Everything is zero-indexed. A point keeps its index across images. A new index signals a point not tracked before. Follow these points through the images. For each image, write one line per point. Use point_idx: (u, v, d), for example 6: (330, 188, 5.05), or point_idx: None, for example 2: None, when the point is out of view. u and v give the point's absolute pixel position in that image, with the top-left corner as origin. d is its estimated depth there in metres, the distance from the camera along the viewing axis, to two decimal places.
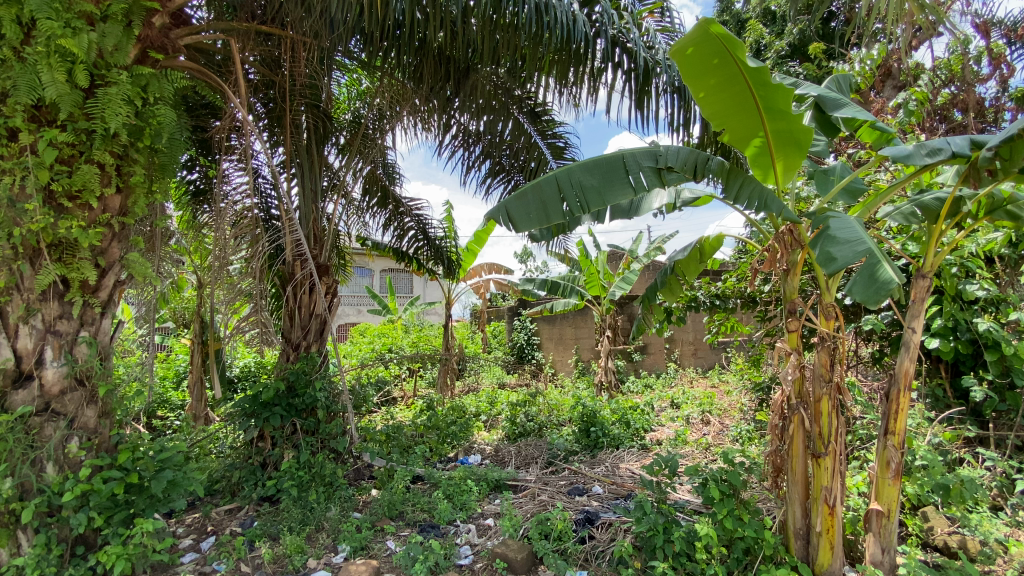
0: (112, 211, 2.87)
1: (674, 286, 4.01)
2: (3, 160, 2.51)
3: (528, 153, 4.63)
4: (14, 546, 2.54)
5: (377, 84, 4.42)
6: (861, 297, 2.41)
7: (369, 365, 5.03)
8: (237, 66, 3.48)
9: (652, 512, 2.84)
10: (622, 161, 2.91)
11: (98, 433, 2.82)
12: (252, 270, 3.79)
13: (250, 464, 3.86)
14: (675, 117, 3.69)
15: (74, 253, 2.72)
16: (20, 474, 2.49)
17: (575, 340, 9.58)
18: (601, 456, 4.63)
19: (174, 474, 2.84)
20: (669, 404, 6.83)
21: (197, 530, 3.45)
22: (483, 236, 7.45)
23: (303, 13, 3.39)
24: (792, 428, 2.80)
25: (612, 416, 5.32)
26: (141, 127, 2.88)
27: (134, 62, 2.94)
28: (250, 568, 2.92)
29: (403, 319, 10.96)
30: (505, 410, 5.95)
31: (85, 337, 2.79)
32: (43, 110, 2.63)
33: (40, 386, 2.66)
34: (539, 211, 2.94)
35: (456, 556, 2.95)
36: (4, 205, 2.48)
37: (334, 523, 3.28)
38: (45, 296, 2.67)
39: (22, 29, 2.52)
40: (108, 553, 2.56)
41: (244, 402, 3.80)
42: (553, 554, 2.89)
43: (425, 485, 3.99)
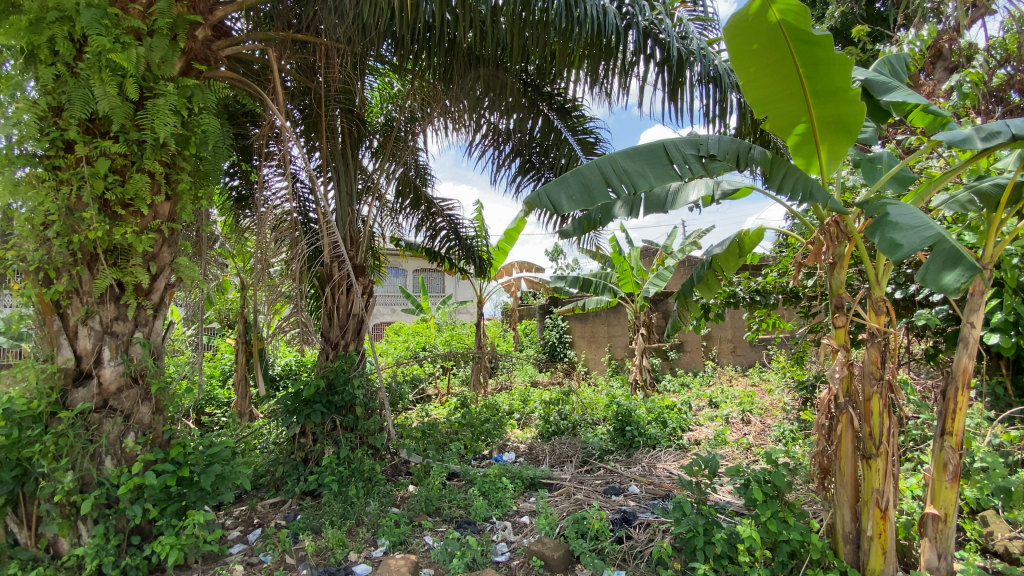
0: (161, 218, 3.01)
1: (712, 283, 3.93)
2: (61, 171, 2.68)
3: (558, 150, 4.54)
4: (76, 536, 2.70)
5: (408, 86, 4.49)
6: (937, 286, 2.30)
7: (405, 364, 5.10)
8: (275, 74, 3.61)
9: (692, 513, 2.77)
10: (665, 149, 2.89)
11: (152, 429, 2.96)
12: (293, 273, 3.91)
13: (293, 460, 3.96)
14: (711, 108, 3.58)
15: (128, 258, 2.86)
16: (81, 468, 2.65)
17: (608, 338, 9.48)
18: (637, 456, 4.57)
19: (222, 468, 2.98)
20: (707, 404, 6.68)
21: (244, 522, 3.58)
22: (514, 234, 7.46)
23: (336, 20, 3.49)
24: (840, 428, 2.68)
25: (648, 415, 5.24)
26: (188, 137, 3.02)
27: (179, 74, 3.08)
28: (295, 560, 3.03)
29: (436, 318, 11.09)
30: (538, 409, 5.93)
31: (139, 338, 2.93)
32: (96, 123, 2.78)
33: (99, 384, 2.82)
34: (582, 195, 2.86)
35: (493, 552, 2.97)
36: (63, 213, 2.66)
37: (374, 517, 3.36)
38: (103, 299, 2.83)
39: (75, 46, 2.68)
40: (162, 543, 2.70)
41: (287, 399, 3.92)
42: (591, 553, 2.86)
43: (461, 481, 4.04)
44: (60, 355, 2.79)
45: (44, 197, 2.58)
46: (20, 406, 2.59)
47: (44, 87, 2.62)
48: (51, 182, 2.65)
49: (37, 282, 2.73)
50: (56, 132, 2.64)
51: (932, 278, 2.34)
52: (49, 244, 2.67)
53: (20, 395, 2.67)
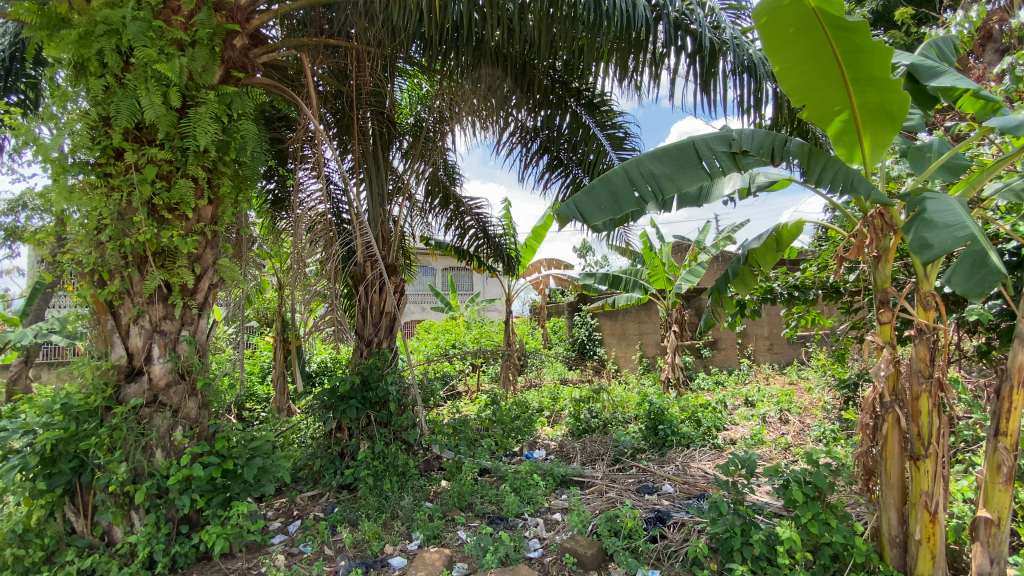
0: (204, 221, 3.14)
1: (748, 278, 3.88)
2: (112, 178, 2.82)
3: (586, 146, 4.49)
4: (129, 524, 2.84)
5: (437, 87, 4.52)
6: (963, 289, 2.21)
7: (435, 360, 5.16)
8: (309, 80, 3.70)
9: (729, 513, 2.70)
10: (694, 147, 2.83)
11: (198, 423, 3.09)
12: (327, 272, 4.02)
13: (330, 454, 4.06)
14: (745, 98, 3.49)
15: (174, 260, 2.99)
16: (133, 460, 2.80)
17: (639, 336, 9.36)
18: (670, 455, 4.50)
19: (264, 461, 3.10)
20: (743, 402, 6.53)
21: (285, 513, 3.70)
22: (542, 231, 7.45)
23: (367, 24, 3.57)
24: (886, 429, 2.57)
25: (681, 414, 5.15)
26: (228, 142, 3.13)
27: (219, 82, 3.22)
28: (333, 551, 3.12)
29: (465, 316, 11.21)
30: (568, 406, 5.91)
31: (185, 336, 3.07)
32: (143, 131, 2.91)
33: (149, 379, 2.97)
34: (610, 203, 2.85)
35: (526, 549, 2.98)
36: (115, 218, 2.80)
37: (408, 511, 3.43)
38: (152, 300, 2.97)
39: (122, 58, 2.82)
40: (209, 532, 2.83)
41: (324, 395, 4.02)
42: (625, 552, 2.84)
43: (492, 477, 4.07)
44: (114, 352, 2.95)
45: (98, 203, 2.72)
46: (77, 401, 2.75)
47: (95, 98, 2.76)
48: (103, 188, 2.80)
49: (92, 284, 2.88)
50: (106, 141, 2.78)
51: (960, 280, 2.22)
52: (102, 248, 2.82)
53: (77, 390, 2.83)
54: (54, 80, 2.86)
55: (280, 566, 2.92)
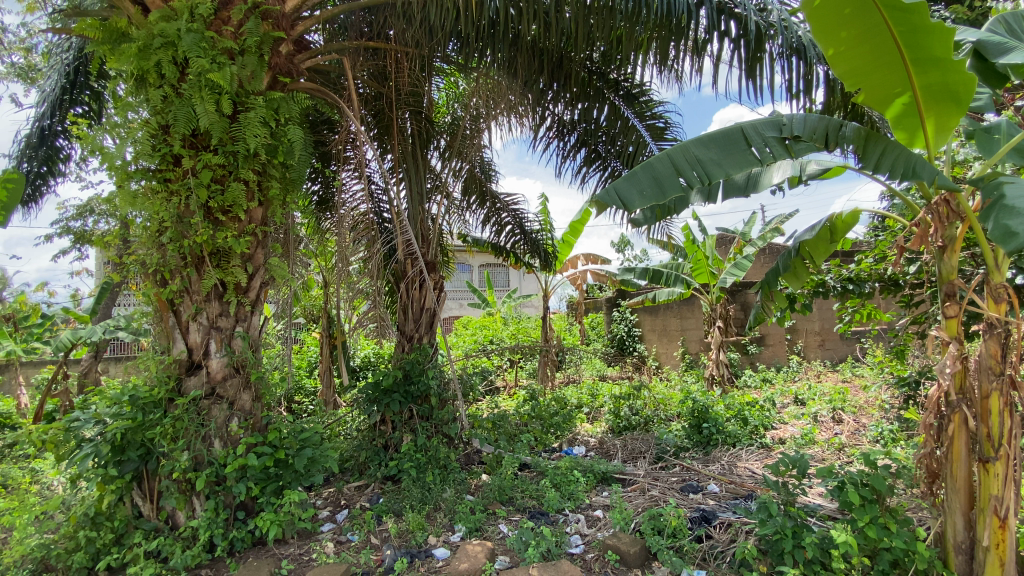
0: (256, 222, 3.28)
1: (799, 270, 3.73)
2: (171, 182, 2.98)
3: (626, 137, 4.42)
4: (191, 509, 3.02)
5: (473, 84, 4.53)
6: None
7: (475, 355, 5.22)
8: (350, 83, 3.79)
9: (779, 514, 2.60)
10: (742, 133, 2.77)
11: (253, 414, 3.24)
12: (370, 270, 4.11)
13: (374, 446, 4.18)
14: (794, 82, 3.34)
15: (229, 260, 3.14)
16: (194, 448, 2.97)
17: (681, 331, 9.14)
18: (715, 454, 4.39)
19: (313, 451, 3.22)
20: (792, 401, 6.28)
21: (332, 502, 3.84)
22: (579, 226, 7.40)
23: (405, 24, 3.66)
24: (952, 429, 2.43)
25: (727, 412, 5.00)
26: (276, 146, 3.27)
27: (267, 88, 3.35)
28: (379, 540, 3.22)
29: (502, 312, 11.29)
30: (608, 403, 5.84)
31: (240, 332, 3.22)
32: (199, 138, 3.06)
33: (208, 373, 3.13)
34: (654, 189, 2.79)
35: (568, 544, 2.97)
36: (174, 220, 2.96)
37: (451, 504, 3.49)
38: (209, 297, 3.12)
39: (178, 68, 2.97)
40: (264, 518, 2.98)
41: (368, 389, 4.14)
42: (669, 551, 2.80)
43: (532, 472, 4.09)
44: (176, 348, 3.13)
45: (159, 207, 2.90)
46: (143, 393, 2.94)
47: (154, 107, 2.92)
48: (163, 193, 2.96)
49: (155, 283, 3.07)
50: (165, 148, 2.94)
51: None
52: (164, 249, 2.99)
53: (144, 382, 3.03)
54: (117, 91, 3.04)
55: (329, 553, 3.03)
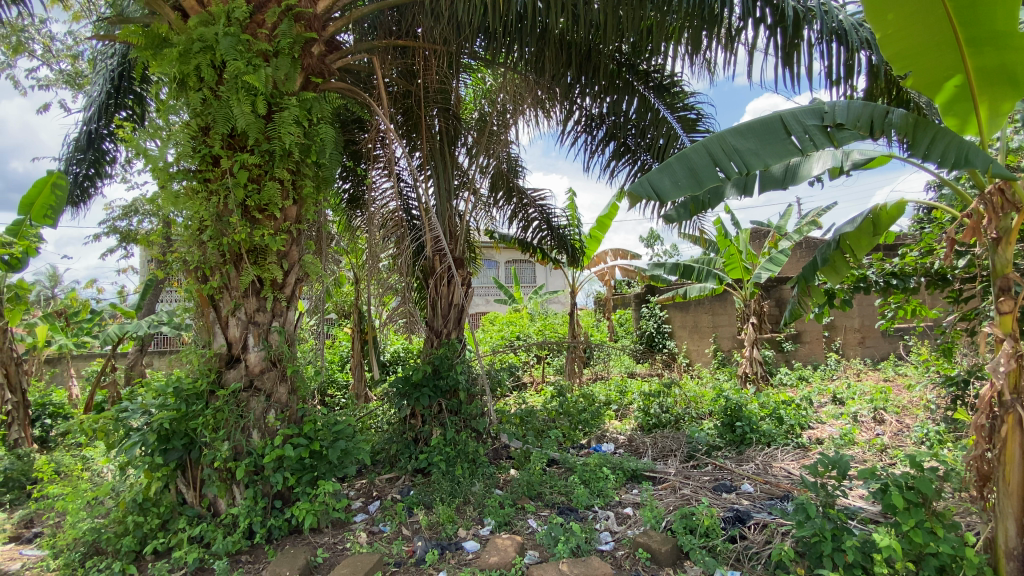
0: (290, 220, 3.37)
1: (839, 265, 3.71)
2: (210, 182, 3.09)
3: (656, 129, 4.30)
4: (232, 497, 3.13)
5: (500, 80, 4.53)
6: None
7: (502, 351, 5.24)
8: (380, 82, 3.84)
9: (818, 516, 2.52)
10: (782, 122, 2.75)
11: (289, 407, 3.33)
12: (400, 267, 4.20)
13: (405, 439, 4.25)
14: (834, 69, 3.21)
15: (265, 257, 3.23)
16: (234, 438, 3.08)
17: (713, 328, 8.96)
18: (750, 453, 4.29)
19: (346, 444, 3.30)
20: (830, 400, 6.07)
21: (365, 494, 3.93)
22: (607, 221, 7.32)
23: (434, 21, 3.77)
24: (1005, 430, 2.31)
25: (761, 410, 4.88)
26: (309, 146, 3.36)
27: (300, 88, 3.43)
28: (411, 531, 3.27)
29: (528, 307, 11.30)
30: (637, 400, 5.78)
31: (276, 326, 3.30)
32: (236, 139, 3.16)
33: (246, 366, 3.23)
34: (689, 180, 2.79)
35: (598, 541, 2.97)
36: (214, 219, 3.06)
37: (480, 498, 3.52)
38: (247, 293, 3.22)
39: (216, 72, 3.06)
40: (301, 507, 3.09)
41: (399, 383, 4.21)
42: (702, 550, 2.75)
43: (561, 468, 4.10)
44: (216, 341, 3.25)
45: (199, 207, 3.00)
46: (187, 385, 3.07)
47: (194, 110, 3.01)
48: (203, 193, 3.06)
49: (197, 280, 3.18)
50: (205, 149, 3.04)
51: None
52: (204, 247, 3.10)
53: (187, 374, 3.16)
54: (160, 96, 3.16)
55: (363, 543, 3.10)
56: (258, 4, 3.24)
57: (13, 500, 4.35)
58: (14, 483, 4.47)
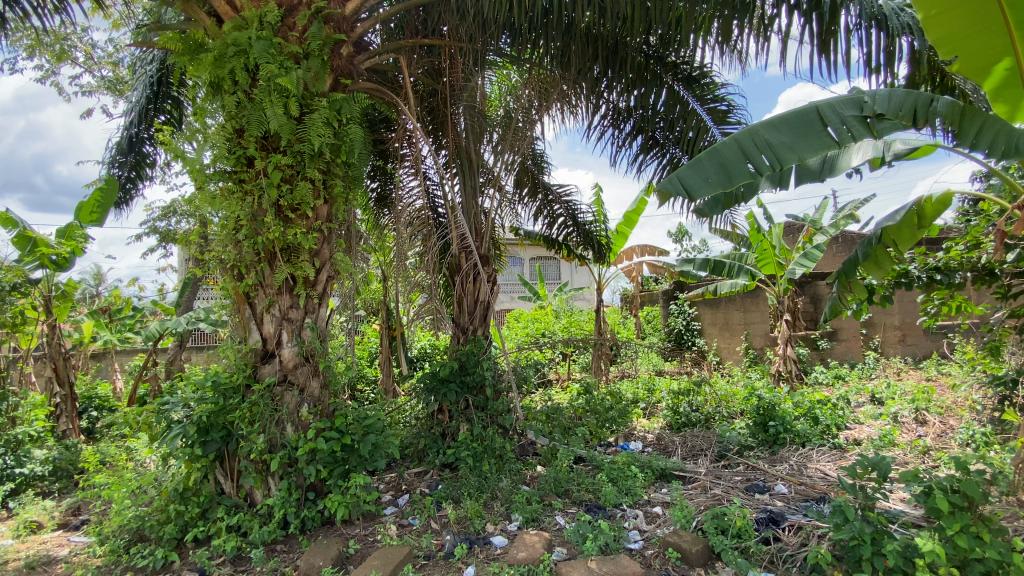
0: (322, 219, 3.45)
1: (882, 259, 3.61)
2: (245, 182, 3.18)
3: (685, 122, 4.24)
4: (268, 488, 3.23)
5: (524, 76, 4.50)
6: None
7: (528, 348, 5.24)
8: (406, 80, 3.89)
9: (857, 519, 2.44)
10: (819, 112, 2.80)
11: (321, 401, 3.42)
12: (426, 264, 4.29)
13: (433, 434, 4.29)
14: (873, 56, 3.09)
15: (298, 255, 3.31)
16: (269, 431, 3.17)
17: (744, 326, 8.76)
18: (784, 454, 4.18)
19: (377, 438, 3.37)
20: (868, 400, 5.87)
21: (394, 487, 3.99)
22: (634, 216, 7.23)
23: (459, 19, 3.83)
24: None
25: (795, 410, 4.75)
26: (339, 145, 3.42)
27: (330, 89, 3.49)
28: (439, 525, 3.32)
29: (553, 304, 11.27)
30: (666, 398, 5.70)
31: (309, 323, 3.39)
32: (269, 140, 3.23)
33: (280, 361, 3.31)
34: (720, 176, 2.88)
35: (627, 539, 2.95)
36: (249, 219, 3.16)
37: (507, 494, 3.54)
38: (280, 291, 3.31)
39: (249, 75, 3.15)
40: (333, 499, 3.17)
41: (426, 378, 4.26)
42: (734, 551, 2.70)
43: (588, 466, 4.08)
44: (252, 337, 3.33)
45: (235, 207, 3.09)
46: (224, 379, 3.17)
47: (229, 113, 3.11)
48: (238, 193, 3.16)
49: (233, 278, 3.28)
50: (239, 151, 3.13)
51: None
52: (239, 245, 3.19)
53: (224, 369, 3.27)
54: (196, 99, 3.25)
55: (392, 535, 3.16)
56: (288, 7, 3.31)
57: (63, 488, 4.59)
58: (63, 472, 4.72)
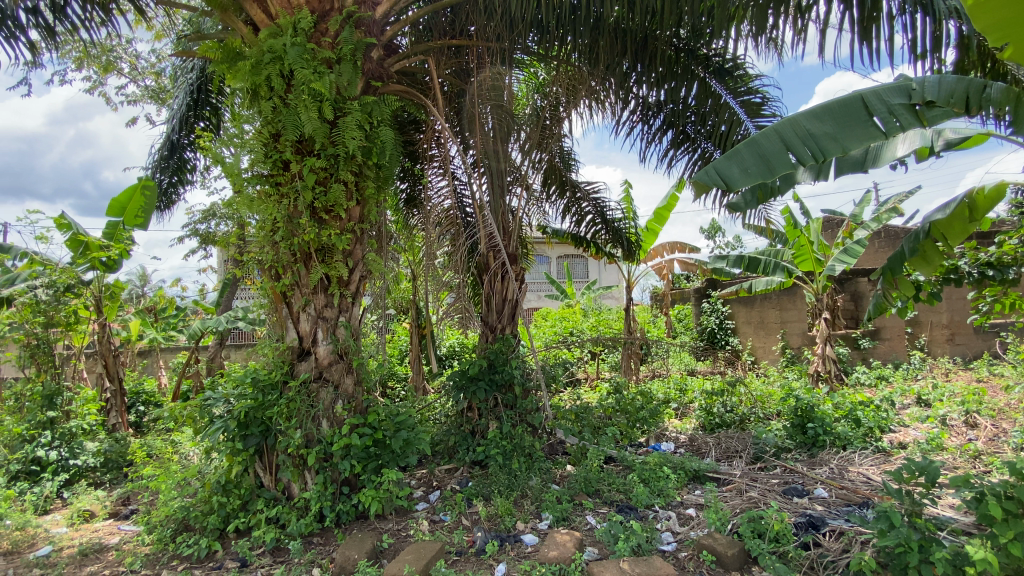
0: (354, 220, 3.53)
1: (930, 255, 3.44)
2: (281, 186, 3.27)
3: (717, 116, 4.14)
4: (304, 482, 3.32)
5: (552, 74, 4.52)
6: None
7: (556, 346, 5.22)
8: (435, 81, 3.93)
9: (903, 525, 2.34)
10: (864, 102, 2.78)
11: (355, 398, 3.49)
12: (454, 263, 4.34)
13: (463, 431, 4.33)
14: (919, 42, 2.95)
15: (332, 255, 3.39)
16: (306, 427, 3.26)
17: (781, 324, 8.50)
18: (823, 457, 4.05)
19: (408, 434, 3.43)
20: (914, 402, 5.61)
21: (425, 483, 4.05)
22: (665, 213, 7.12)
23: (486, 18, 3.93)
24: None
25: (835, 412, 4.57)
26: (370, 148, 3.49)
27: (361, 92, 3.57)
28: (470, 522, 3.35)
29: (581, 303, 11.21)
30: (698, 398, 5.59)
31: (342, 321, 3.46)
32: (304, 144, 3.32)
33: (316, 359, 3.41)
34: (760, 167, 2.88)
35: (659, 541, 2.91)
36: (285, 220, 3.25)
37: (537, 492, 3.54)
38: (315, 290, 3.39)
39: (284, 81, 3.23)
40: (367, 494, 3.24)
41: (455, 376, 4.31)
42: (772, 556, 2.63)
43: (619, 466, 4.04)
44: (288, 335, 3.43)
45: (272, 209, 3.19)
46: (263, 376, 3.29)
47: (265, 118, 3.21)
48: (275, 196, 3.26)
49: (271, 278, 3.39)
50: (276, 155, 3.23)
51: None
52: (276, 247, 3.29)
53: (263, 365, 3.39)
54: (233, 106, 3.36)
55: (425, 530, 3.20)
56: (320, 13, 3.39)
57: (114, 479, 4.84)
58: (113, 463, 4.97)
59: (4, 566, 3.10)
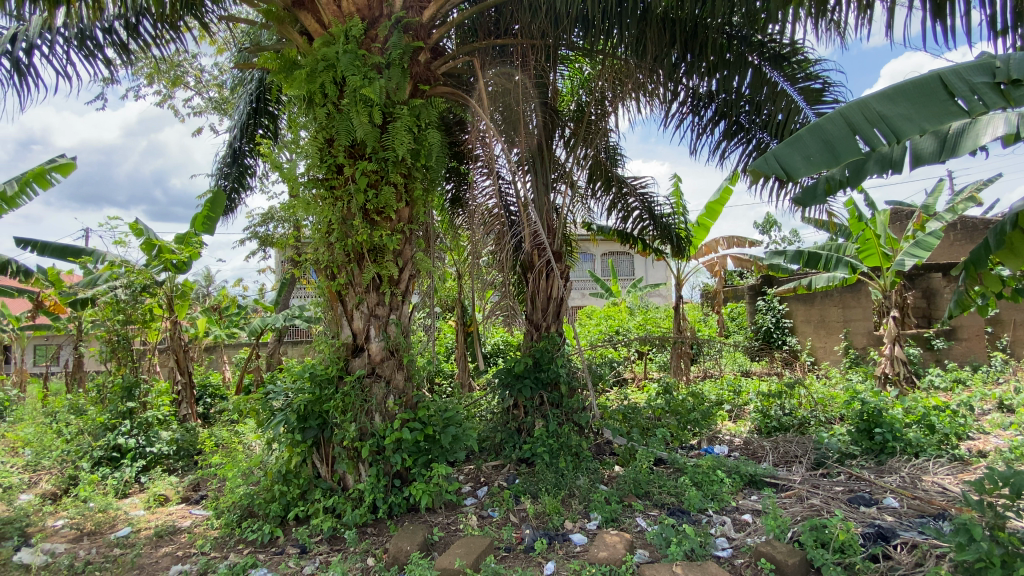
0: (404, 221, 3.62)
1: (1020, 246, 3.17)
2: (336, 190, 3.40)
3: (773, 104, 3.96)
4: (359, 474, 3.44)
5: (597, 68, 4.43)
6: None
7: (603, 345, 5.15)
8: (480, 81, 3.96)
9: (984, 539, 2.17)
10: (942, 82, 2.62)
11: (405, 393, 3.59)
12: (498, 262, 4.38)
13: (508, 429, 4.36)
14: (1000, 17, 2.71)
15: (383, 255, 3.50)
16: (360, 420, 3.39)
17: (843, 323, 8.03)
18: (893, 464, 3.79)
19: (456, 430, 3.53)
20: (997, 407, 5.17)
21: (473, 479, 4.11)
22: (716, 207, 6.89)
23: (530, 16, 3.90)
24: None
25: (906, 417, 4.28)
26: (418, 149, 3.57)
27: (409, 96, 3.68)
28: (518, 518, 3.38)
29: (627, 301, 10.99)
30: (754, 401, 5.38)
31: (394, 319, 3.56)
32: (356, 148, 3.43)
33: (369, 355, 3.52)
34: (824, 152, 2.76)
35: (714, 546, 2.83)
36: (340, 222, 3.37)
37: (585, 492, 3.52)
38: (368, 289, 3.50)
39: (338, 87, 3.37)
40: (417, 487, 3.33)
41: (502, 374, 4.36)
42: (837, 567, 2.49)
43: (669, 468, 3.96)
44: (343, 332, 3.55)
45: (327, 212, 3.32)
46: (320, 370, 3.43)
47: (320, 124, 3.34)
48: (330, 198, 3.38)
49: (326, 277, 3.52)
50: (331, 159, 3.35)
51: None
52: (332, 247, 3.43)
53: (320, 361, 3.53)
54: (291, 114, 3.52)
55: (474, 526, 3.26)
56: (371, 20, 3.52)
57: (184, 467, 5.20)
58: (185, 451, 5.33)
59: (89, 545, 3.38)
